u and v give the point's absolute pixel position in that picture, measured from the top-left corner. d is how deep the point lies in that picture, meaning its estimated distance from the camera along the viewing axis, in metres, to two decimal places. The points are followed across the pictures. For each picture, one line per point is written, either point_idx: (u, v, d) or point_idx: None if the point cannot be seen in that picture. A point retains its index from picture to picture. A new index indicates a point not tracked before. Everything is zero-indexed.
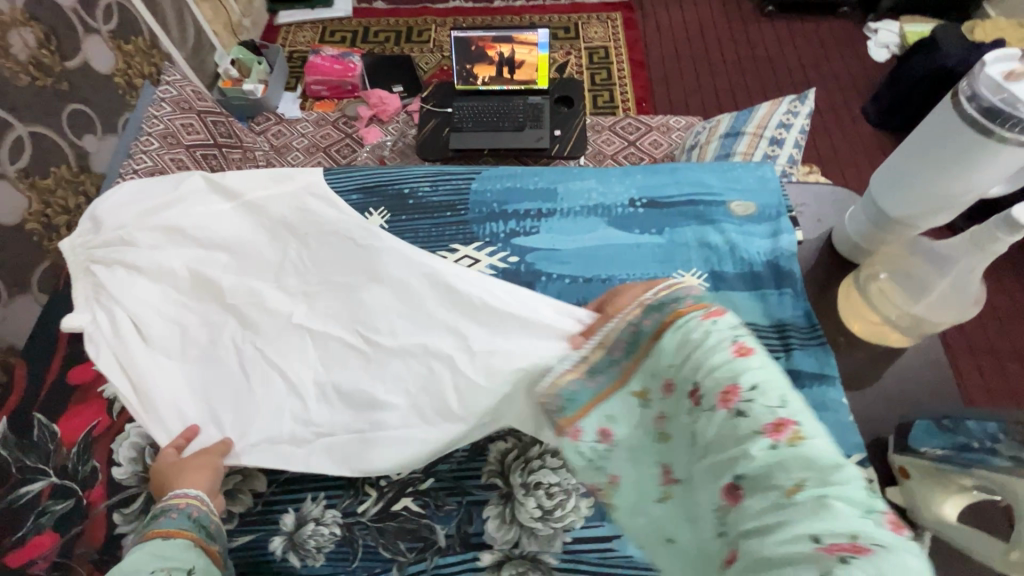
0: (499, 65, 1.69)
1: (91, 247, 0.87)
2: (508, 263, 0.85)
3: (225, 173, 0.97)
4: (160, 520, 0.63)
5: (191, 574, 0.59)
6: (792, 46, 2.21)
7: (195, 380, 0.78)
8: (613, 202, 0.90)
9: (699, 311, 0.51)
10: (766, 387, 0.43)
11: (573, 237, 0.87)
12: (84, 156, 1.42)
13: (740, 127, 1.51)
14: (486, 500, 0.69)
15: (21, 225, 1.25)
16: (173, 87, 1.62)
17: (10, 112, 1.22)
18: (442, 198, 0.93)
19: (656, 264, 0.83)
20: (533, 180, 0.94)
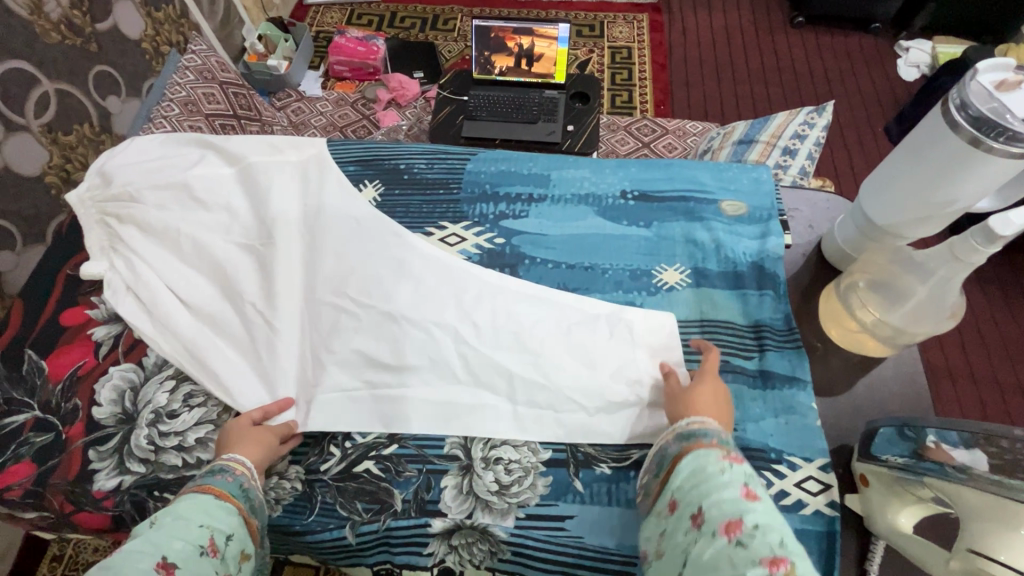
0: (518, 57, 1.70)
1: (98, 199, 0.89)
2: (494, 245, 0.87)
3: (232, 138, 0.99)
4: (214, 477, 0.63)
5: (230, 540, 0.59)
6: (819, 59, 2.18)
7: (194, 338, 0.79)
8: (604, 192, 0.90)
9: (717, 449, 0.60)
10: (767, 528, 0.50)
11: (559, 224, 0.88)
12: (107, 116, 1.48)
13: (753, 136, 1.51)
14: (446, 470, 0.70)
15: (40, 178, 1.31)
16: (198, 56, 1.66)
17: (38, 68, 1.27)
18: (436, 176, 0.94)
19: (640, 257, 0.84)
20: (528, 164, 0.94)
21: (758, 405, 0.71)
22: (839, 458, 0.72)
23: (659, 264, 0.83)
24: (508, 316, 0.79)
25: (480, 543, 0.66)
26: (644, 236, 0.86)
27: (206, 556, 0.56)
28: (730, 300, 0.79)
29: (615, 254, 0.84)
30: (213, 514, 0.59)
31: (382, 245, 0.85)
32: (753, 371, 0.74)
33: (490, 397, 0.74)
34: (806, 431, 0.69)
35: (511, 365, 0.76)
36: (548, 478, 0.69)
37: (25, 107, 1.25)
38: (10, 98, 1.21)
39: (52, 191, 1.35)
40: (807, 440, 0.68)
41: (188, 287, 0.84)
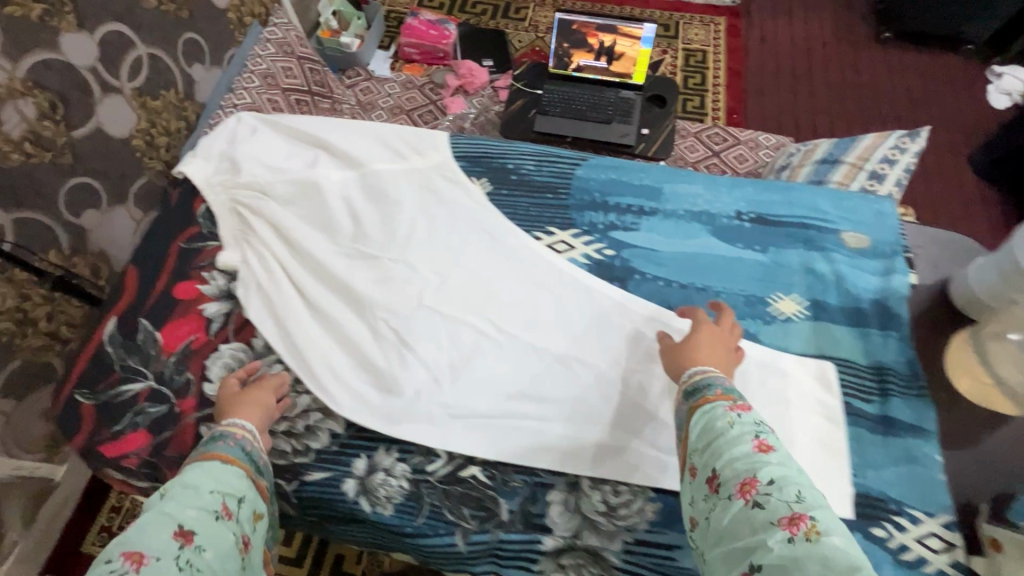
0: (597, 54, 1.67)
1: (230, 187, 0.93)
2: (603, 256, 0.90)
3: (334, 128, 1.02)
4: (217, 444, 0.72)
5: (242, 501, 0.68)
6: (901, 76, 2.07)
7: (333, 349, 0.83)
8: (719, 212, 0.93)
9: (725, 403, 0.69)
10: (780, 481, 0.61)
11: (670, 241, 0.91)
12: (190, 83, 1.50)
13: (838, 156, 1.47)
14: (551, 486, 0.76)
15: (128, 141, 1.35)
16: (280, 29, 1.70)
17: (134, 33, 1.31)
18: (545, 179, 0.96)
19: (756, 281, 0.87)
20: (640, 175, 0.98)
21: (878, 450, 0.76)
22: (964, 516, 0.75)
23: (774, 291, 0.87)
24: (652, 361, 0.81)
25: (590, 566, 0.72)
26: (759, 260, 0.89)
27: (221, 519, 0.65)
28: (851, 336, 0.83)
29: (728, 277, 0.87)
30: (223, 480, 0.68)
31: (523, 269, 0.87)
32: (875, 416, 0.79)
33: (627, 442, 0.76)
34: (930, 485, 0.74)
35: (655, 410, 0.78)
36: (656, 504, 0.73)
37: (121, 70, 1.28)
38: (108, 60, 1.25)
39: (137, 155, 1.38)
40: (929, 495, 0.73)
41: (316, 291, 0.86)
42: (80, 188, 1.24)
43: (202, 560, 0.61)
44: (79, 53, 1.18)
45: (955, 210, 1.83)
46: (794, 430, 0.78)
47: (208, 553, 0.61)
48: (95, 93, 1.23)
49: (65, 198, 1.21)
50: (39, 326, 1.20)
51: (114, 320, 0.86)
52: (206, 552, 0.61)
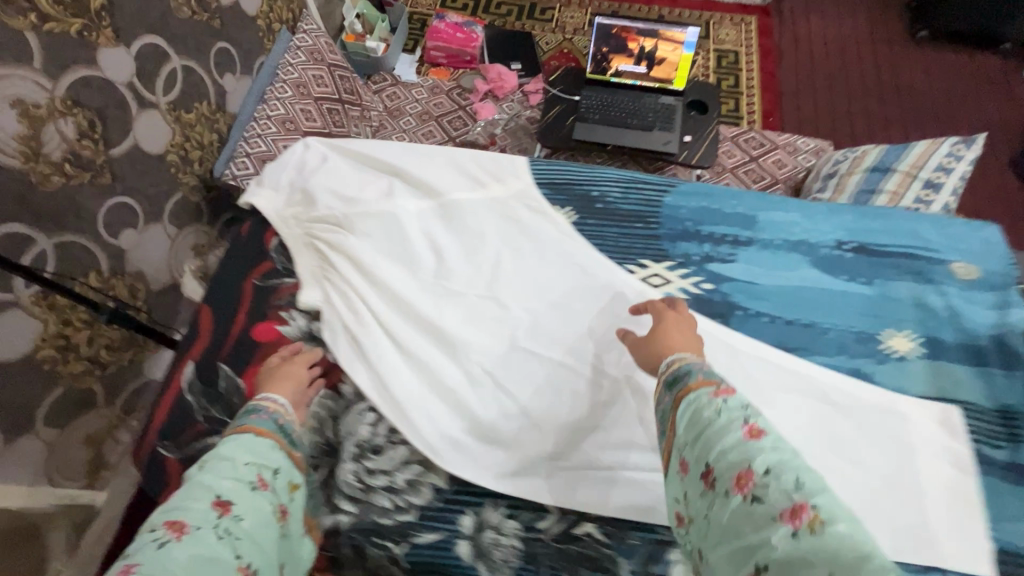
0: (638, 59, 1.62)
1: (309, 223, 1.08)
2: (702, 290, 0.99)
3: (426, 165, 1.14)
4: (250, 417, 0.81)
5: (277, 471, 0.77)
6: (938, 77, 2.04)
7: (434, 386, 0.93)
8: (821, 242, 1.03)
9: (712, 392, 0.68)
10: (775, 469, 0.59)
11: (771, 273, 1.00)
12: (223, 94, 1.45)
13: (889, 163, 1.44)
14: (670, 546, 0.81)
15: (162, 156, 1.30)
16: (309, 36, 1.66)
17: (169, 44, 1.26)
18: (632, 208, 1.09)
19: (867, 315, 0.97)
20: (732, 203, 1.09)
21: (1014, 499, 0.82)
22: None
23: (886, 327, 0.95)
24: (778, 399, 0.89)
25: None
26: (867, 292, 0.99)
27: (258, 488, 0.73)
28: (972, 375, 0.90)
29: (834, 310, 0.97)
30: (258, 454, 0.76)
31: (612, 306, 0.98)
32: (1006, 464, 0.84)
33: None
34: None
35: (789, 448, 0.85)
36: None
37: (155, 83, 1.24)
38: (143, 74, 1.20)
39: (171, 170, 1.34)
40: None
41: (417, 328, 0.97)
42: (117, 207, 1.20)
43: (239, 528, 0.68)
44: (115, 67, 1.14)
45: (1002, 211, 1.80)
46: (926, 475, 0.84)
47: (245, 522, 0.69)
48: (131, 108, 1.19)
49: (103, 218, 1.17)
50: (80, 351, 1.16)
51: (191, 367, 0.97)
52: (243, 519, 0.69)
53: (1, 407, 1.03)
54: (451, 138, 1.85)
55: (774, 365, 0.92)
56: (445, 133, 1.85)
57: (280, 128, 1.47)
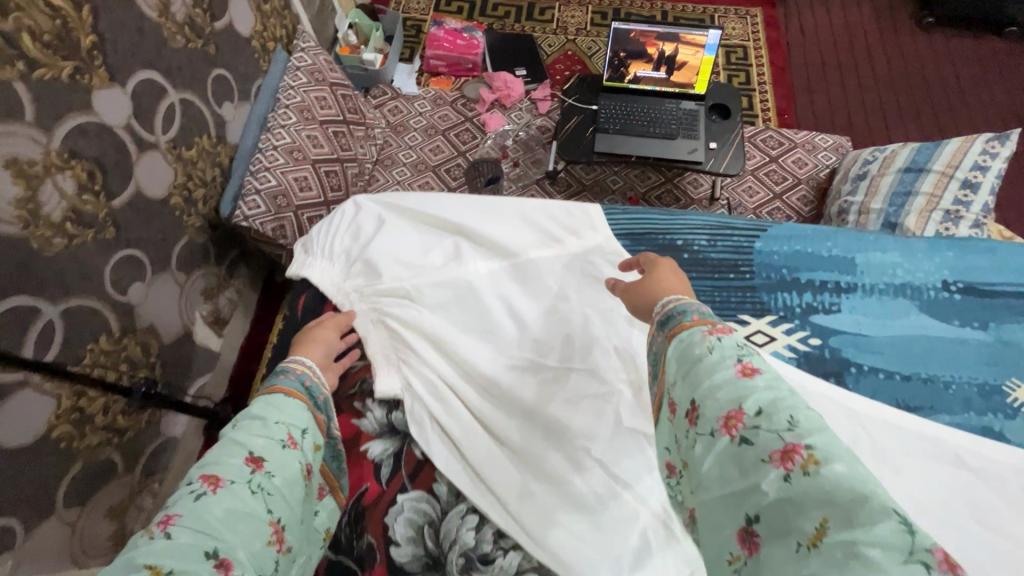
0: (657, 64, 1.54)
1: (372, 296, 1.02)
2: (809, 346, 0.93)
3: (495, 222, 1.09)
4: (280, 378, 0.83)
5: (305, 431, 0.78)
6: (949, 65, 2.02)
7: (534, 478, 0.86)
8: (924, 283, 0.97)
9: (704, 329, 0.64)
10: (769, 411, 0.56)
11: (879, 322, 0.94)
12: (222, 125, 1.35)
13: (923, 163, 1.40)
14: None
15: (166, 200, 1.20)
16: (308, 55, 1.56)
17: (165, 77, 1.15)
18: (722, 257, 1.02)
19: (986, 364, 0.90)
20: (827, 245, 1.02)
21: None
22: None
23: (1009, 377, 0.89)
24: (910, 464, 0.81)
25: None
26: (982, 338, 0.93)
27: (287, 447, 0.74)
28: None
29: (952, 362, 0.91)
30: (286, 413, 0.78)
31: None
32: None
33: None
34: None
35: (933, 523, 0.77)
36: None
37: (154, 122, 1.13)
38: (141, 113, 1.10)
39: (176, 214, 1.23)
40: None
41: (509, 411, 0.91)
42: (124, 261, 1.10)
43: (272, 484, 0.70)
44: (112, 109, 1.03)
45: None
46: None
47: (276, 478, 0.71)
48: (131, 152, 1.08)
49: (110, 274, 1.07)
50: (96, 421, 1.07)
51: None
52: (274, 476, 0.71)
53: (20, 497, 0.93)
54: (461, 153, 1.77)
55: (899, 428, 0.85)
56: (455, 149, 1.77)
57: (286, 160, 1.37)
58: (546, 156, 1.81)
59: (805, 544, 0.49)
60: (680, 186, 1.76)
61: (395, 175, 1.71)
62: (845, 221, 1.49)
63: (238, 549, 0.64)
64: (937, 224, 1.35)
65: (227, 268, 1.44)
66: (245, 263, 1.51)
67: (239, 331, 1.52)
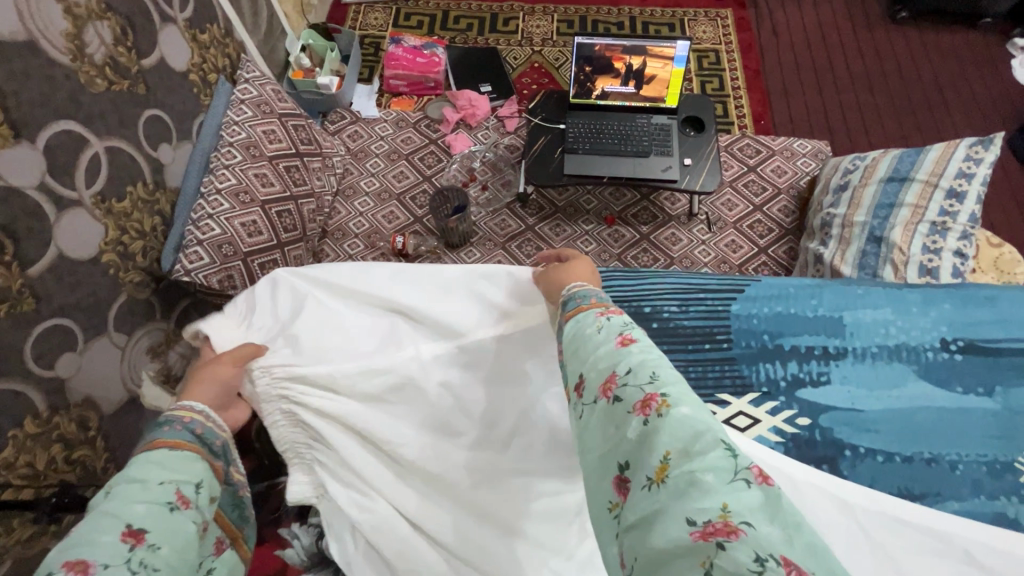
0: (625, 78, 1.46)
1: (286, 380, 0.91)
2: (797, 427, 0.85)
3: (432, 297, 1.02)
4: (164, 430, 0.73)
5: (199, 485, 0.70)
6: (927, 60, 1.97)
7: None
8: (920, 342, 0.91)
9: (596, 310, 0.66)
10: (637, 369, 0.57)
11: (874, 393, 0.87)
12: (160, 169, 1.25)
13: (906, 172, 1.35)
14: None
15: (97, 258, 1.10)
16: (253, 85, 1.46)
17: (86, 126, 1.05)
18: (696, 324, 0.95)
19: (995, 438, 0.82)
20: (812, 303, 0.96)
21: None
22: None
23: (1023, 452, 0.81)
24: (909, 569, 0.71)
25: None
26: (990, 407, 0.85)
27: (177, 508, 0.66)
28: None
29: (954, 437, 0.83)
30: (173, 469, 0.69)
31: None
32: None
33: None
34: None
35: None
36: None
37: (75, 176, 1.03)
38: (57, 168, 0.99)
39: (111, 271, 1.13)
40: None
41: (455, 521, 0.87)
42: (49, 332, 1.00)
43: (158, 557, 0.61)
44: (21, 168, 0.93)
45: (1017, 200, 1.73)
46: None
47: (163, 550, 0.62)
48: (48, 213, 0.98)
49: (31, 349, 0.96)
50: (27, 512, 0.96)
51: None
52: (160, 548, 0.62)
53: None
54: (427, 178, 1.68)
55: (902, 522, 0.75)
56: (420, 175, 1.68)
57: (224, 211, 1.26)
58: (516, 177, 1.72)
59: (653, 480, 0.50)
60: (658, 203, 1.68)
61: (358, 206, 1.63)
62: (828, 235, 1.42)
63: None
64: (924, 237, 1.27)
65: (177, 321, 1.33)
66: (197, 312, 1.40)
67: None
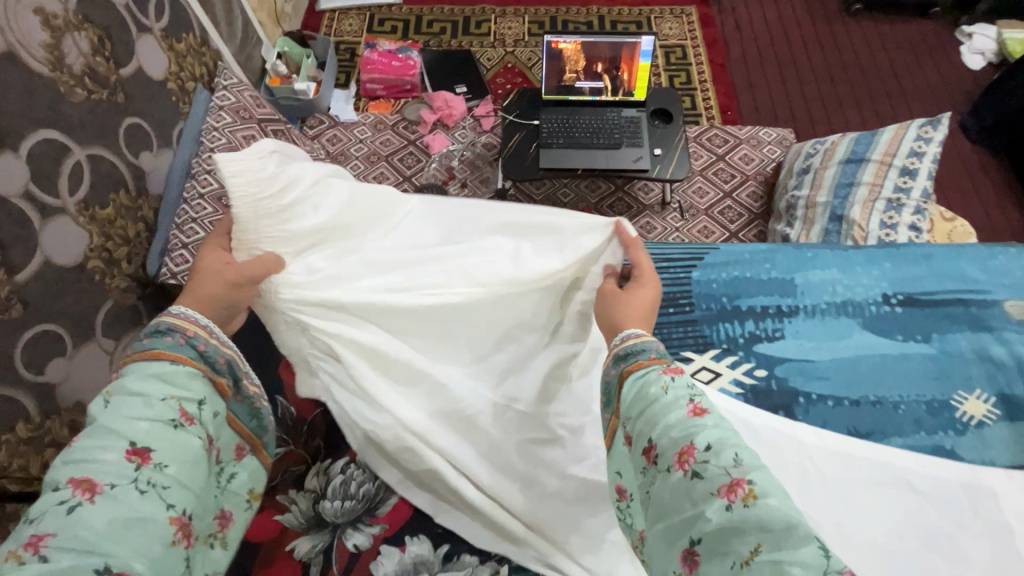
0: (594, 74, 1.51)
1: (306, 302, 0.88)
2: (755, 379, 0.92)
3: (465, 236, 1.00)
4: (163, 340, 0.67)
5: (202, 404, 0.66)
6: (882, 49, 2.07)
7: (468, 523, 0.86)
8: (864, 298, 0.98)
9: (659, 367, 0.64)
10: (718, 447, 0.55)
11: (824, 346, 0.94)
12: (141, 176, 1.27)
13: (862, 154, 1.42)
14: None
15: (82, 265, 1.11)
16: (232, 92, 1.48)
17: (67, 135, 1.07)
18: (663, 290, 1.01)
19: (931, 379, 0.91)
20: (766, 267, 1.03)
21: None
22: None
23: (955, 390, 0.90)
24: (851, 501, 0.79)
25: None
26: (926, 351, 0.94)
27: (181, 426, 0.62)
28: None
29: (897, 381, 0.91)
30: (176, 386, 0.64)
31: None
32: None
33: None
34: None
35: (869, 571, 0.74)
36: None
37: (58, 183, 1.05)
38: (41, 176, 1.01)
39: (96, 278, 1.15)
40: None
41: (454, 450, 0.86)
42: (39, 338, 1.02)
43: (165, 476, 0.59)
44: (4, 178, 0.94)
45: (971, 178, 1.82)
46: None
47: (170, 469, 0.59)
48: (33, 221, 1.00)
49: (21, 355, 0.98)
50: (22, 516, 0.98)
51: None
52: (168, 468, 0.59)
53: None
54: (407, 178, 1.71)
55: (851, 457, 0.83)
56: (399, 175, 1.71)
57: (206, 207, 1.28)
58: (494, 174, 1.77)
59: (739, 563, 0.49)
60: (631, 192, 1.75)
61: None
62: (794, 216, 1.49)
63: (133, 559, 0.53)
64: (880, 213, 1.34)
65: None
66: None
67: None
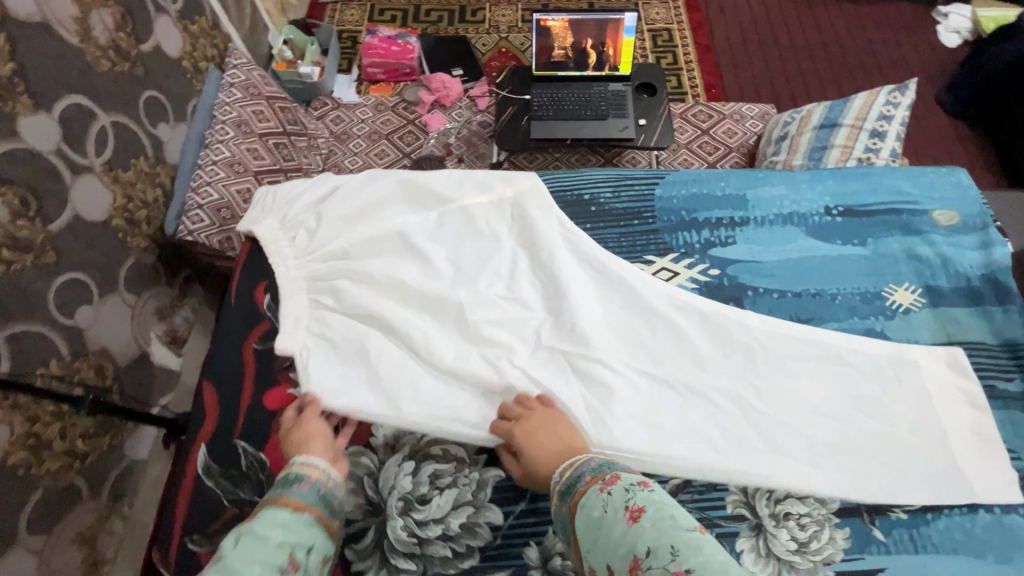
0: (580, 50, 1.61)
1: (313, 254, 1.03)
2: (708, 277, 1.01)
3: (440, 181, 1.11)
4: (294, 487, 0.74)
5: (311, 551, 0.70)
6: (861, 29, 2.16)
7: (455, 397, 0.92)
8: (809, 210, 1.08)
9: (597, 485, 0.67)
10: (656, 548, 0.57)
11: (770, 247, 1.04)
12: (159, 145, 1.36)
13: (835, 119, 1.49)
14: (738, 532, 0.81)
15: (107, 223, 1.21)
16: (241, 70, 1.58)
17: (94, 101, 1.17)
18: (626, 207, 1.10)
19: (867, 275, 1.01)
20: (721, 185, 1.11)
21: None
22: None
23: (886, 284, 1.00)
24: (789, 378, 0.91)
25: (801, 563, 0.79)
26: (862, 253, 1.04)
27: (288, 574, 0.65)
28: (973, 317, 0.96)
29: (836, 277, 1.00)
30: (292, 532, 0.69)
31: (629, 295, 0.98)
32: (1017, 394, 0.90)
33: (793, 466, 0.84)
34: None
35: (804, 432, 0.86)
36: (844, 530, 0.81)
37: (86, 145, 1.14)
38: (71, 137, 1.11)
39: (119, 236, 1.24)
40: None
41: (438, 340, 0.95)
42: (69, 285, 1.11)
43: None
44: (39, 135, 1.04)
45: (946, 147, 1.90)
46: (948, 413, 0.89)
47: None
48: (65, 177, 1.09)
49: (54, 299, 1.07)
50: (55, 446, 1.06)
51: (205, 448, 0.90)
52: None
53: None
54: (406, 154, 1.80)
55: (792, 337, 0.94)
56: (399, 151, 1.80)
57: (219, 166, 1.39)
58: (489, 150, 1.86)
59: None
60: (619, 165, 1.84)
61: None
62: None
63: None
64: None
65: (180, 287, 1.45)
66: (198, 281, 1.52)
67: (201, 349, 1.53)
